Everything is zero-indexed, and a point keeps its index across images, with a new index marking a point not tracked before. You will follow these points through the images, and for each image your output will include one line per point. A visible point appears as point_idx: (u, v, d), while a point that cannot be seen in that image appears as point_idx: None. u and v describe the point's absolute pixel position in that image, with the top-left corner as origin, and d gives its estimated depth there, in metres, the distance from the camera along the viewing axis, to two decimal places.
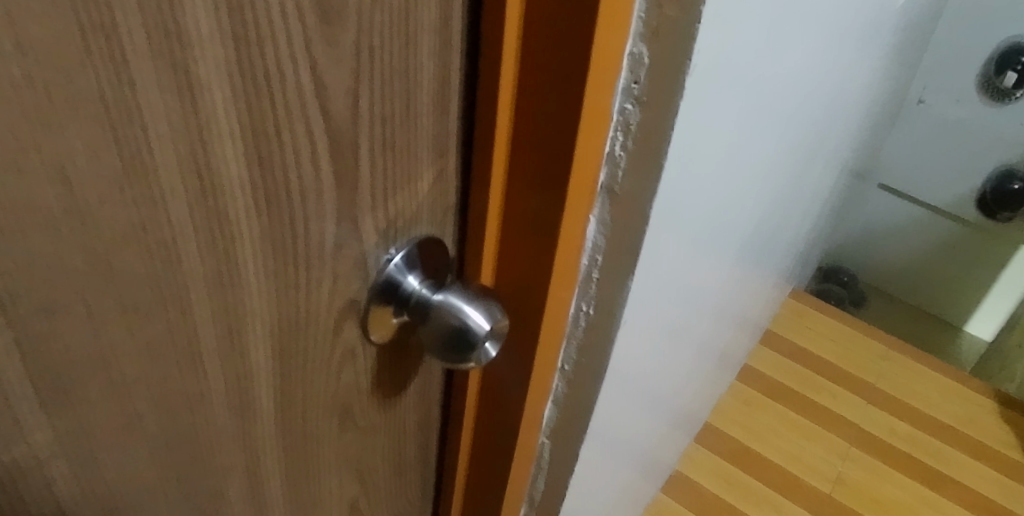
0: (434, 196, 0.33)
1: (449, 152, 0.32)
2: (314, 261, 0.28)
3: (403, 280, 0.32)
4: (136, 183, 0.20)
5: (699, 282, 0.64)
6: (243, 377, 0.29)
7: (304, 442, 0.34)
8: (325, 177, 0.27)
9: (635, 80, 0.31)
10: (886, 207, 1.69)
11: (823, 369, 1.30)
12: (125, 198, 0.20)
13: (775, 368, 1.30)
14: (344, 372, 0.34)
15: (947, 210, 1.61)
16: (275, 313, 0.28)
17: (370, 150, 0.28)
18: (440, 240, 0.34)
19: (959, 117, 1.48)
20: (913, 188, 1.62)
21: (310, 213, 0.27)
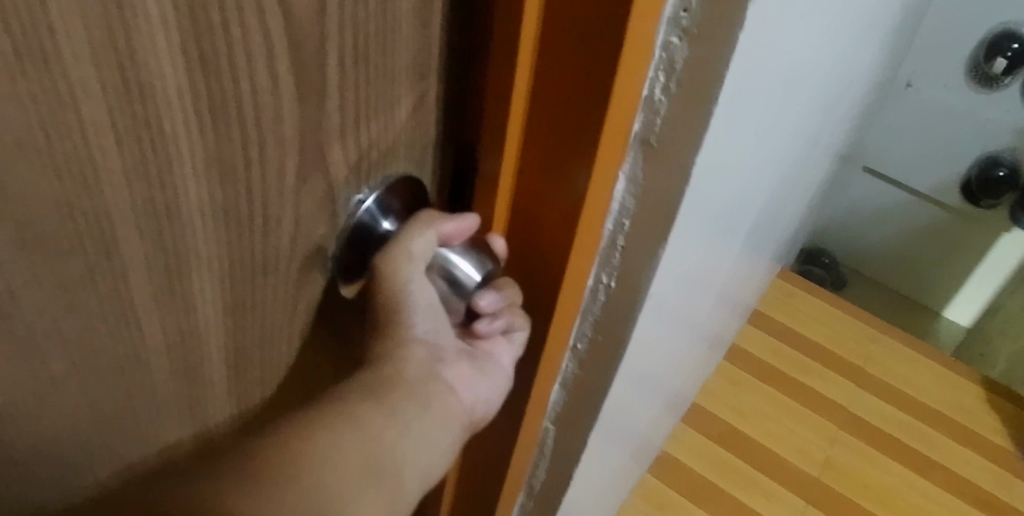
0: (412, 126, 0.31)
1: (429, 78, 0.31)
2: (271, 197, 0.27)
3: (377, 225, 0.33)
4: (34, 73, 0.17)
5: (699, 263, 0.60)
6: (185, 306, 0.27)
7: (252, 370, 0.33)
8: (285, 98, 0.24)
9: (684, 6, 0.28)
10: (873, 191, 1.67)
11: (812, 351, 1.29)
12: (20, 92, 0.17)
13: (759, 347, 1.27)
14: (299, 303, 0.33)
15: (932, 197, 1.60)
16: (224, 249, 0.27)
17: (339, 62, 0.25)
18: (414, 178, 0.33)
19: (948, 102, 1.46)
20: (900, 172, 1.60)
21: (269, 131, 0.25)
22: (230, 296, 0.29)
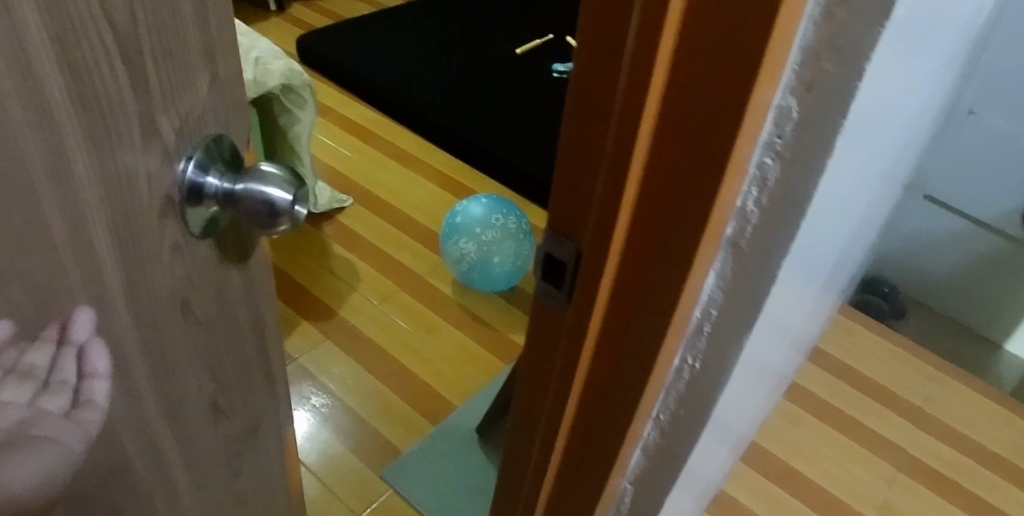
0: (215, 96, 0.30)
1: (219, 46, 0.29)
2: (122, 145, 0.26)
3: (204, 184, 0.30)
4: None
5: (782, 305, 0.52)
6: (82, 246, 0.26)
7: (174, 350, 0.33)
8: (109, 46, 0.24)
9: (779, 134, 0.33)
10: (936, 220, 1.51)
11: (871, 390, 1.20)
12: None
13: (817, 383, 1.20)
14: (189, 281, 0.32)
15: (995, 227, 1.44)
16: (105, 192, 0.26)
17: (130, 15, 0.25)
18: (225, 137, 0.31)
19: (1008, 131, 1.34)
20: (961, 200, 1.46)
21: (111, 91, 0.25)
22: (124, 268, 0.28)
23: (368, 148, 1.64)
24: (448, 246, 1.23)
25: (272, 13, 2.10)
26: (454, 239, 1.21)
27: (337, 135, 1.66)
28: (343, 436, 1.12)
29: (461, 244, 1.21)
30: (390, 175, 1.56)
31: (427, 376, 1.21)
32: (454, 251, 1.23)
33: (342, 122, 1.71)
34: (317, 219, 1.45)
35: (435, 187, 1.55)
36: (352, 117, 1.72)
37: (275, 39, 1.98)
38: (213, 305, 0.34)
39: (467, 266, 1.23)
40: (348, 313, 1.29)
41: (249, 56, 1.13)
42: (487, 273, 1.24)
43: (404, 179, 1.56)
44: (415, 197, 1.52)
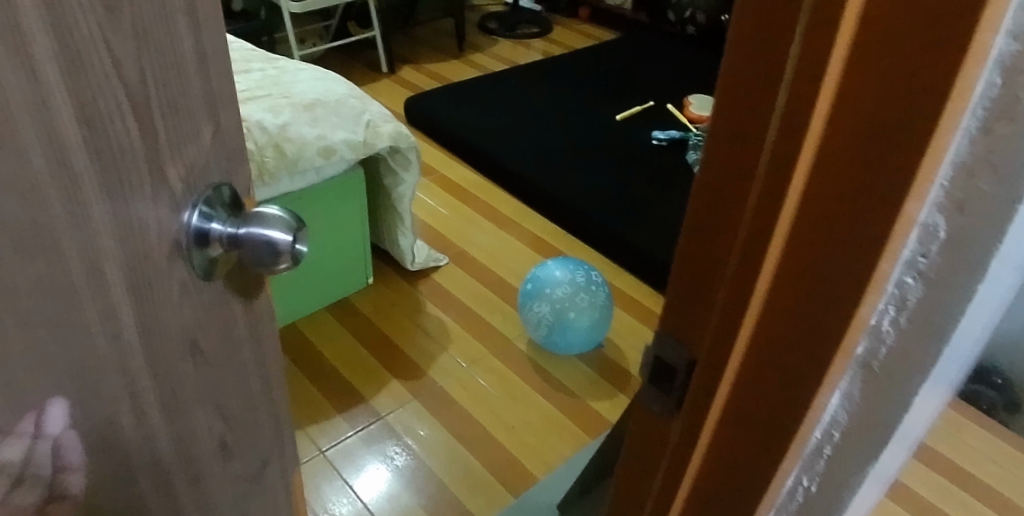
0: (218, 149, 0.31)
1: (225, 101, 0.30)
2: (136, 197, 0.27)
3: (209, 229, 0.30)
4: None
5: (918, 418, 0.44)
6: (103, 297, 0.28)
7: (186, 390, 0.33)
8: (124, 108, 0.26)
9: (923, 253, 0.30)
10: None
11: (992, 502, 1.00)
12: None
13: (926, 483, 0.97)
14: (198, 328, 0.33)
15: None
16: (120, 244, 0.27)
17: (141, 75, 0.26)
18: (229, 186, 0.31)
19: None
20: None
21: (126, 147, 0.26)
22: (138, 312, 0.29)
23: (462, 206, 1.67)
24: (525, 314, 1.22)
25: (383, 74, 2.22)
26: (527, 304, 1.20)
27: (435, 194, 1.71)
28: (423, 500, 1.01)
29: (535, 308, 1.19)
30: (482, 233, 1.58)
31: (508, 443, 1.10)
32: (530, 317, 1.21)
33: (441, 181, 1.77)
34: (414, 276, 1.42)
35: (524, 246, 1.55)
36: (451, 177, 1.78)
37: (385, 100, 2.09)
38: (220, 348, 0.35)
39: (546, 330, 1.20)
40: (437, 373, 1.21)
41: (361, 120, 1.16)
42: (567, 333, 1.19)
43: (494, 237, 1.57)
44: (504, 252, 1.52)
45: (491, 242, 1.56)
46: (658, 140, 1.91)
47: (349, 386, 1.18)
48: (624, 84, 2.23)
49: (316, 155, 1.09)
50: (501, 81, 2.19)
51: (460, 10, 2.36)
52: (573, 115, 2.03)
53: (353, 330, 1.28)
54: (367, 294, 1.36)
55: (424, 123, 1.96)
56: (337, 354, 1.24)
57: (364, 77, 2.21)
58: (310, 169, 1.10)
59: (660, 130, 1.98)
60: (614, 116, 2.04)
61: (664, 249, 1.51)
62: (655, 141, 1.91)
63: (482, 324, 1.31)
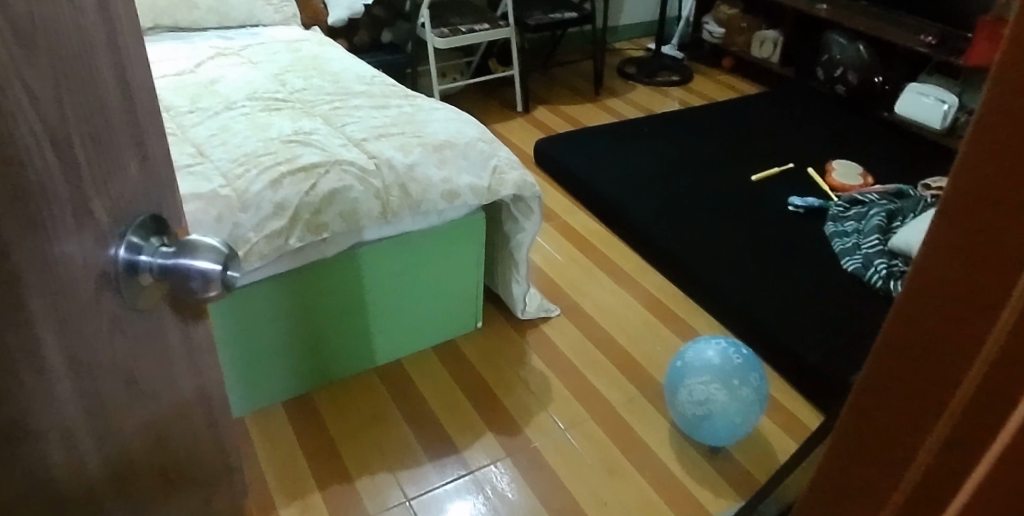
0: (144, 178, 0.35)
1: (146, 139, 0.35)
2: (59, 232, 0.31)
3: (137, 259, 0.34)
4: None
5: None
6: (25, 329, 0.30)
7: (118, 411, 0.36)
8: (47, 155, 0.29)
9: None
10: None
11: None
12: None
13: None
14: (129, 350, 0.36)
15: None
16: (44, 277, 0.30)
17: (60, 108, 0.30)
18: (154, 216, 0.36)
19: None
20: None
21: (43, 174, 0.30)
22: (63, 337, 0.32)
23: (574, 251, 1.66)
24: (679, 389, 1.10)
25: (518, 113, 2.25)
26: (687, 379, 1.09)
27: (554, 239, 1.70)
28: None
29: (705, 383, 1.08)
30: (593, 282, 1.56)
31: None
32: (686, 393, 1.10)
33: (561, 227, 1.76)
34: (522, 325, 1.39)
35: (637, 303, 1.50)
36: (573, 224, 1.76)
37: (515, 138, 2.12)
38: (157, 366, 0.38)
39: (699, 410, 1.09)
40: (534, 432, 1.17)
41: (488, 165, 1.15)
42: (720, 420, 1.08)
43: (607, 288, 1.54)
44: (615, 307, 1.49)
45: (600, 294, 1.52)
46: (795, 207, 1.81)
47: (443, 431, 1.17)
48: (760, 142, 2.14)
49: (440, 198, 1.10)
50: (631, 129, 2.16)
51: (600, 55, 2.35)
52: (699, 170, 1.97)
53: (454, 373, 1.27)
54: (475, 338, 1.35)
55: (548, 165, 1.96)
56: (435, 396, 1.23)
57: (498, 116, 2.24)
58: (432, 211, 1.11)
59: (798, 195, 1.87)
60: (749, 176, 1.96)
61: (778, 322, 1.42)
62: (791, 207, 1.81)
63: (579, 381, 1.28)
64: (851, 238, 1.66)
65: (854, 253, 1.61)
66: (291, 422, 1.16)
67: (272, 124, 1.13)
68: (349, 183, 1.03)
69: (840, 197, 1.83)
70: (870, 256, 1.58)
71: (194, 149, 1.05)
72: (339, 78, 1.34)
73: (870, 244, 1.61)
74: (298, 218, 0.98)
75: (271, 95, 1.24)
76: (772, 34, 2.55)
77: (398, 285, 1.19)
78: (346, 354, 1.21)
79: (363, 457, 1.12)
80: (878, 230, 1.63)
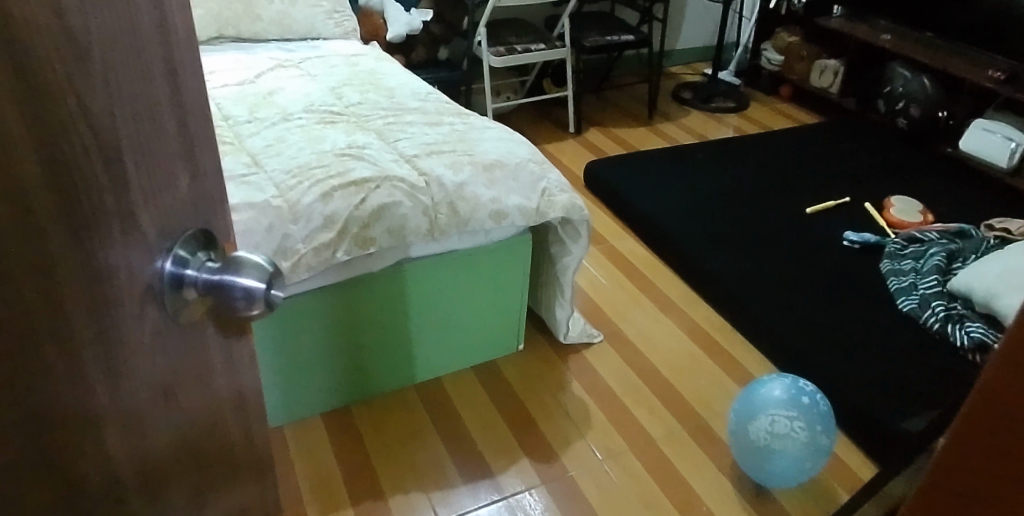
0: (194, 194, 0.35)
1: (197, 156, 0.35)
2: (106, 245, 0.31)
3: (183, 272, 0.34)
4: None
5: None
6: (65, 348, 0.30)
7: (156, 430, 0.36)
8: (96, 170, 0.29)
9: None
10: None
11: None
12: None
13: None
14: (169, 365, 0.36)
15: None
16: (88, 291, 0.30)
17: (113, 125, 0.30)
18: (204, 232, 0.36)
19: None
20: None
21: (91, 186, 0.29)
22: (103, 351, 0.32)
23: (620, 276, 1.64)
24: (758, 416, 1.05)
25: (570, 135, 2.24)
26: (773, 408, 1.04)
27: (600, 263, 1.68)
28: None
29: (794, 421, 1.03)
30: (638, 309, 1.53)
31: None
32: (766, 422, 1.04)
33: (608, 251, 1.73)
34: (564, 350, 1.37)
35: (682, 334, 1.47)
36: (621, 249, 1.74)
37: (565, 160, 2.11)
38: (196, 382, 0.38)
39: (772, 444, 1.03)
40: (571, 462, 1.15)
41: (538, 186, 1.14)
42: (789, 459, 1.03)
43: (650, 315, 1.51)
44: (660, 336, 1.45)
45: (645, 322, 1.49)
46: (850, 242, 1.75)
47: (479, 454, 1.15)
48: (817, 173, 2.08)
49: (488, 218, 1.09)
50: (684, 155, 2.13)
51: (655, 78, 2.33)
52: (752, 200, 1.92)
53: (493, 395, 1.26)
54: (515, 360, 1.33)
55: (599, 188, 1.94)
56: (472, 416, 1.22)
57: (549, 136, 2.23)
58: (479, 229, 1.11)
59: (854, 230, 1.81)
60: (804, 208, 1.90)
61: (828, 361, 1.37)
62: (847, 242, 1.75)
63: (619, 411, 1.25)
64: (908, 277, 1.60)
65: (911, 292, 1.55)
66: (329, 436, 1.16)
67: (326, 137, 1.14)
68: (399, 198, 1.03)
69: (898, 234, 1.77)
70: (928, 297, 1.52)
71: (250, 159, 1.07)
72: (394, 93, 1.35)
73: (928, 285, 1.54)
74: (346, 231, 0.99)
75: (327, 108, 1.25)
76: (833, 63, 2.49)
77: (441, 302, 1.18)
78: (386, 370, 1.21)
79: (399, 476, 1.11)
80: (937, 270, 1.56)
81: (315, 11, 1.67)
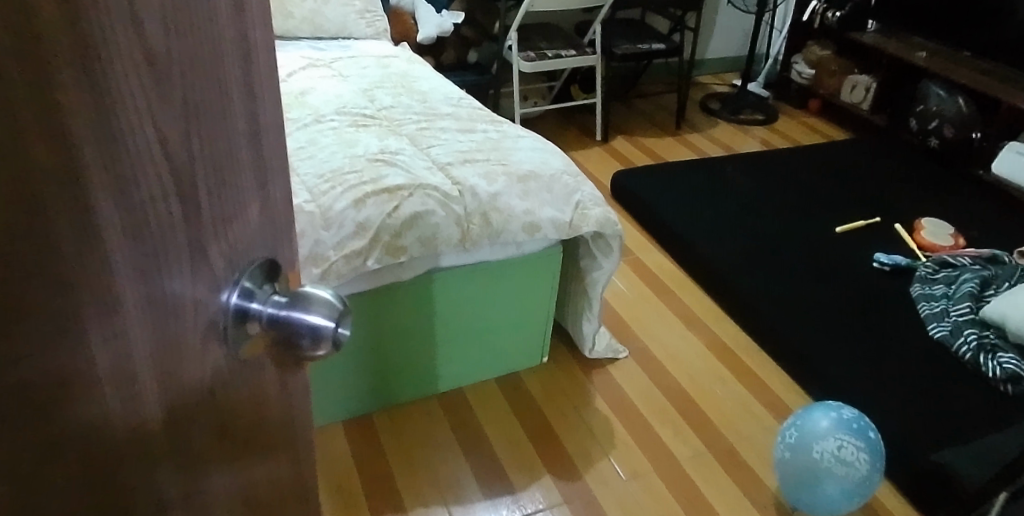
0: (264, 221, 0.34)
1: (268, 182, 0.33)
2: (173, 279, 0.29)
3: (247, 306, 0.32)
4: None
5: None
6: (125, 389, 0.28)
7: (206, 468, 0.34)
8: (170, 201, 0.28)
9: None
10: None
11: None
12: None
13: None
14: (224, 400, 0.34)
15: None
16: (150, 328, 0.28)
17: (189, 153, 0.28)
18: (269, 262, 0.34)
19: None
20: None
21: (163, 219, 0.28)
22: (165, 391, 0.30)
23: (646, 290, 1.61)
24: (826, 437, 1.00)
25: (597, 142, 2.22)
26: (842, 432, 1.00)
27: (626, 276, 1.66)
28: None
29: (861, 452, 1.00)
30: (664, 325, 1.51)
31: None
32: (833, 445, 1.00)
33: (634, 264, 1.71)
34: (588, 364, 1.35)
35: (707, 352, 1.44)
36: (647, 263, 1.72)
37: (592, 168, 2.08)
38: (252, 416, 0.36)
39: (836, 467, 0.99)
40: (594, 481, 1.12)
41: (571, 199, 1.12)
42: (845, 487, 1.00)
43: (674, 330, 1.49)
44: (685, 354, 1.43)
45: (672, 339, 1.46)
46: (879, 264, 1.71)
47: (503, 469, 1.13)
48: (849, 192, 2.05)
49: (520, 230, 1.07)
50: (712, 167, 2.10)
51: (685, 88, 2.30)
52: (782, 216, 1.89)
53: (517, 409, 1.24)
54: (539, 373, 1.31)
55: (626, 200, 1.92)
56: (496, 430, 1.20)
57: (576, 143, 2.21)
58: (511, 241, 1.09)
59: (885, 252, 1.77)
60: (834, 227, 1.87)
61: (857, 388, 1.34)
62: (877, 264, 1.71)
63: (644, 431, 1.23)
64: (939, 302, 1.56)
65: (942, 319, 1.51)
66: (351, 443, 1.14)
67: (359, 140, 1.12)
68: (432, 207, 1.01)
69: (929, 258, 1.73)
70: (959, 324, 1.48)
71: None
72: (426, 97, 1.33)
73: (960, 311, 1.50)
74: (378, 239, 0.97)
75: (359, 111, 1.24)
76: (865, 79, 2.45)
77: (469, 313, 1.16)
78: (409, 378, 1.19)
79: (419, 488, 1.09)
80: (969, 297, 1.52)
81: (348, 9, 1.65)
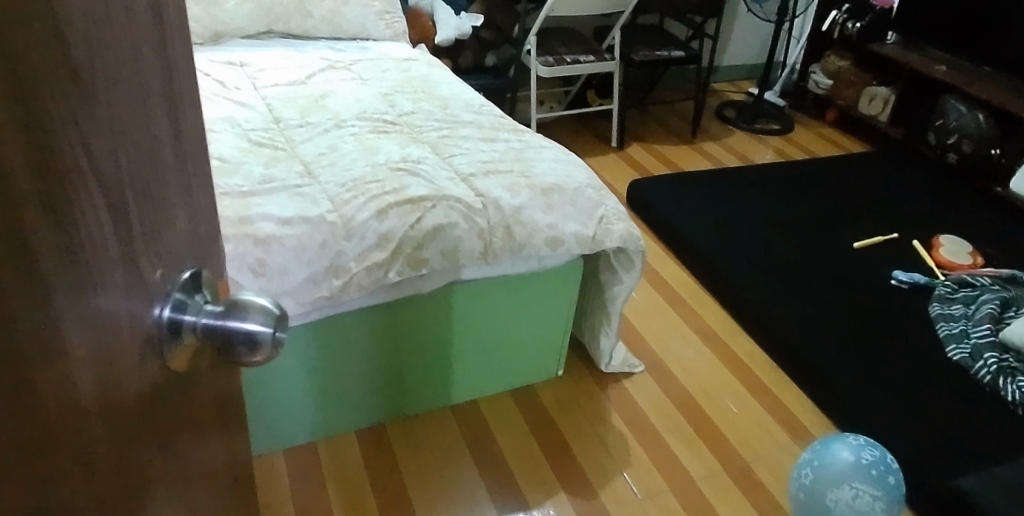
0: (190, 229, 0.35)
1: (194, 191, 0.35)
2: (108, 299, 0.28)
3: (182, 318, 0.33)
4: None
5: None
6: (76, 431, 0.27)
7: (153, 491, 0.33)
8: (103, 218, 0.27)
9: None
10: None
11: None
12: None
13: None
14: (161, 414, 0.33)
15: None
16: (92, 358, 0.27)
17: (117, 167, 0.28)
18: (195, 274, 0.35)
19: None
20: None
21: (97, 241, 0.27)
22: (115, 418, 0.29)
23: (660, 302, 1.60)
24: (842, 486, 0.98)
25: (612, 149, 2.20)
26: (858, 481, 0.98)
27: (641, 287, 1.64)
28: None
29: (875, 501, 0.98)
30: (680, 340, 1.49)
31: None
32: (848, 494, 0.98)
33: (651, 276, 1.69)
34: (605, 378, 1.33)
35: (726, 369, 1.42)
36: (662, 273, 1.70)
37: (608, 175, 2.06)
38: (186, 425, 0.36)
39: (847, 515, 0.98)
40: (608, 499, 1.11)
41: (595, 213, 1.11)
42: None
43: (682, 341, 1.48)
44: (701, 370, 1.41)
45: (688, 354, 1.44)
46: (898, 281, 1.69)
47: (517, 485, 1.11)
48: (869, 208, 2.02)
49: (544, 244, 1.05)
50: (727, 178, 2.08)
51: (702, 95, 2.28)
52: (800, 230, 1.87)
53: (534, 425, 1.22)
54: (555, 386, 1.30)
55: (642, 209, 1.90)
56: (510, 443, 1.18)
57: (591, 149, 2.19)
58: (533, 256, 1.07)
59: (903, 269, 1.75)
60: (852, 242, 1.85)
61: (872, 410, 1.32)
62: (896, 281, 1.69)
63: (664, 451, 1.20)
64: (959, 323, 1.53)
65: (962, 341, 1.49)
66: (362, 453, 1.13)
67: (381, 147, 1.10)
68: (455, 219, 0.99)
69: (948, 276, 1.70)
70: (980, 347, 1.45)
71: (303, 168, 1.04)
72: (448, 103, 1.31)
73: (980, 334, 1.47)
74: (400, 251, 0.95)
75: (380, 116, 1.22)
76: (883, 91, 2.44)
77: (487, 325, 1.15)
78: (428, 387, 1.17)
79: (430, 502, 1.07)
80: (990, 319, 1.49)
81: (368, 10, 1.63)
